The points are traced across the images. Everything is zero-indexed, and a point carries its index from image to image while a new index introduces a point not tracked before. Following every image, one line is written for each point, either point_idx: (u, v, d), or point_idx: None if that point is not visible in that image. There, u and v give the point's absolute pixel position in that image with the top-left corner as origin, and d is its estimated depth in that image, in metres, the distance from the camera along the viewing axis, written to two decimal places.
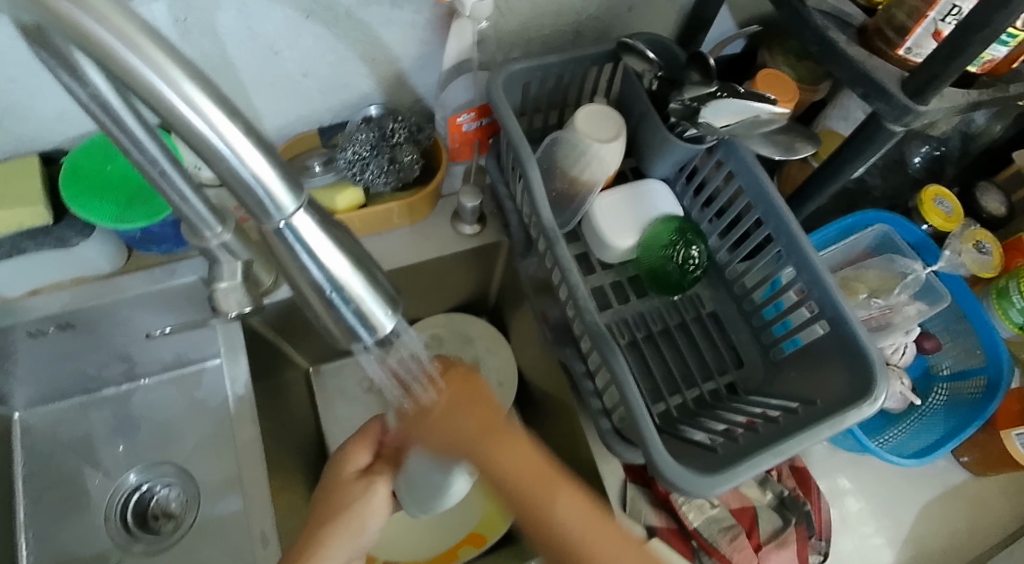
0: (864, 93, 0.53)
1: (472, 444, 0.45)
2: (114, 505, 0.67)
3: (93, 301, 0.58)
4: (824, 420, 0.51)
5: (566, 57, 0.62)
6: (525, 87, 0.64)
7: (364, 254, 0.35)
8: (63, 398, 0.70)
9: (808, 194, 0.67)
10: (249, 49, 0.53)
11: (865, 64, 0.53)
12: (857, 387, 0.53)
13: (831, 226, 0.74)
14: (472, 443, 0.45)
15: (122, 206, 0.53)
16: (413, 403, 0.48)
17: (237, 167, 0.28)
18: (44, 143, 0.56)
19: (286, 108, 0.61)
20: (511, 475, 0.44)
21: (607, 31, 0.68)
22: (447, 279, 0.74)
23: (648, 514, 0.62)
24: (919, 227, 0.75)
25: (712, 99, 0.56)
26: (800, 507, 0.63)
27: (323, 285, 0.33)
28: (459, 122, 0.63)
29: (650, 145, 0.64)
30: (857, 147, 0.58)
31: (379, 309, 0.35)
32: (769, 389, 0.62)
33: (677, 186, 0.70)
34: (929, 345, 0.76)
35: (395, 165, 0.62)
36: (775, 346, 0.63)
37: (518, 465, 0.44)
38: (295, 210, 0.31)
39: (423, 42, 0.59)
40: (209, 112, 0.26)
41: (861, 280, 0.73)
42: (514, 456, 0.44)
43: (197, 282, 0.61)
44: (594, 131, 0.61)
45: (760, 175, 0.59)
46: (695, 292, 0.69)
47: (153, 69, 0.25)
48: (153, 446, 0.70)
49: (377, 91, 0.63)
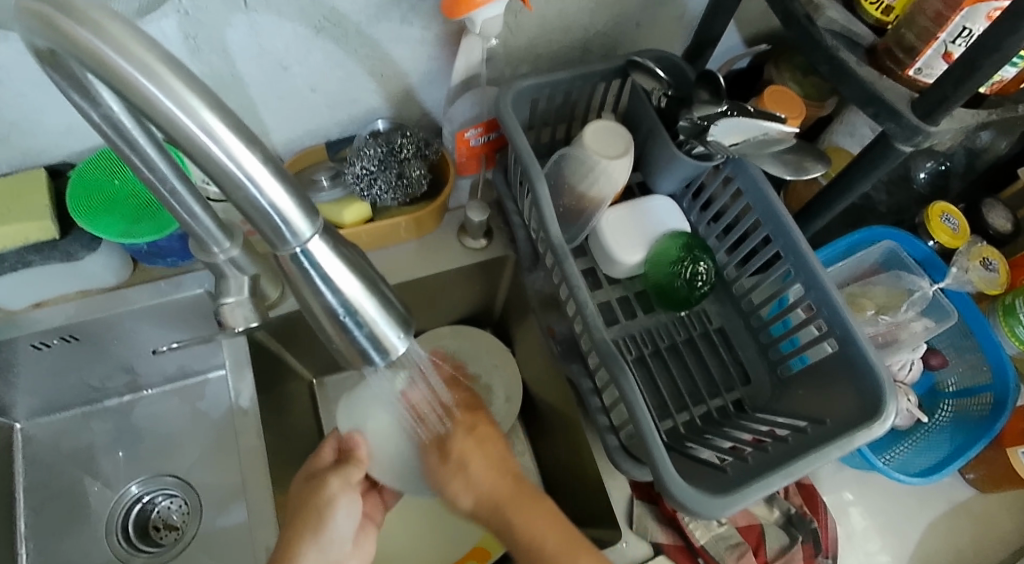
0: (874, 113, 0.53)
1: (512, 501, 0.55)
2: (116, 517, 0.67)
3: (98, 314, 0.58)
4: (834, 441, 0.51)
5: (575, 73, 0.62)
6: (533, 103, 0.64)
7: (377, 277, 0.35)
8: (65, 409, 0.69)
9: (816, 211, 0.67)
10: (259, 64, 0.53)
11: (876, 84, 0.53)
12: (867, 406, 0.53)
13: (840, 242, 0.74)
14: (511, 501, 0.55)
15: (129, 220, 0.53)
16: (455, 448, 0.57)
17: (254, 196, 0.28)
18: (51, 156, 0.55)
19: (294, 122, 0.61)
20: (545, 540, 0.53)
21: (615, 47, 0.68)
22: (453, 292, 0.74)
23: (655, 531, 0.61)
24: (926, 244, 0.75)
25: (722, 117, 0.56)
26: (808, 524, 0.63)
27: (337, 310, 0.33)
28: (466, 137, 0.63)
29: (658, 160, 0.64)
30: (866, 165, 0.58)
31: (392, 332, 0.35)
32: (777, 406, 0.62)
33: (684, 201, 0.70)
34: (936, 362, 0.77)
35: (403, 180, 0.61)
36: (782, 363, 0.63)
37: (549, 531, 0.53)
38: (311, 236, 0.31)
39: (432, 57, 0.59)
40: (228, 141, 0.26)
41: (868, 297, 0.73)
42: (541, 525, 0.53)
43: (202, 295, 0.60)
44: (602, 147, 0.61)
45: (769, 192, 0.58)
46: (702, 308, 0.69)
47: (172, 99, 0.25)
48: (155, 457, 0.70)
49: (385, 105, 0.63)
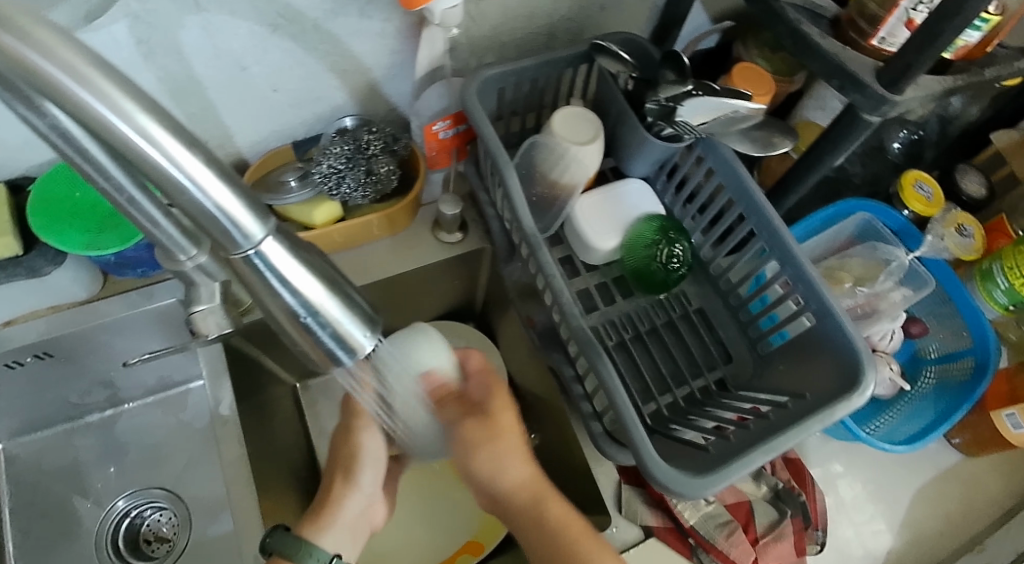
0: (840, 85, 0.53)
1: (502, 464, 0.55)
2: (105, 532, 0.66)
3: (70, 329, 0.57)
4: (814, 415, 0.51)
5: (541, 60, 0.62)
6: (500, 92, 0.64)
7: (338, 275, 0.34)
8: (47, 426, 0.69)
9: (789, 187, 0.67)
10: (215, 66, 0.52)
11: (840, 56, 0.53)
12: (845, 378, 0.53)
13: (815, 215, 0.74)
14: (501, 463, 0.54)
15: (94, 232, 0.52)
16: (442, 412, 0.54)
17: (198, 198, 0.27)
18: (11, 171, 0.54)
19: (258, 123, 0.60)
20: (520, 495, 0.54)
21: (580, 32, 0.68)
22: (433, 287, 0.74)
23: (644, 514, 0.61)
24: (900, 213, 0.75)
25: (688, 97, 0.55)
26: (795, 498, 0.64)
27: (296, 310, 0.32)
28: (435, 130, 0.62)
29: (629, 144, 0.64)
30: (835, 138, 0.58)
31: (357, 330, 0.34)
32: (759, 383, 0.62)
33: (657, 183, 0.70)
34: (915, 330, 0.76)
35: (372, 177, 0.61)
36: (762, 340, 0.64)
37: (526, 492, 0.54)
38: (262, 237, 0.30)
39: (394, 51, 0.58)
40: (166, 144, 0.26)
41: (845, 269, 0.74)
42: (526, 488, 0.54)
43: (175, 304, 0.60)
44: (571, 134, 0.61)
45: (740, 171, 0.58)
46: (682, 289, 0.69)
47: (104, 103, 0.24)
48: (141, 470, 0.69)
49: (350, 102, 0.62)
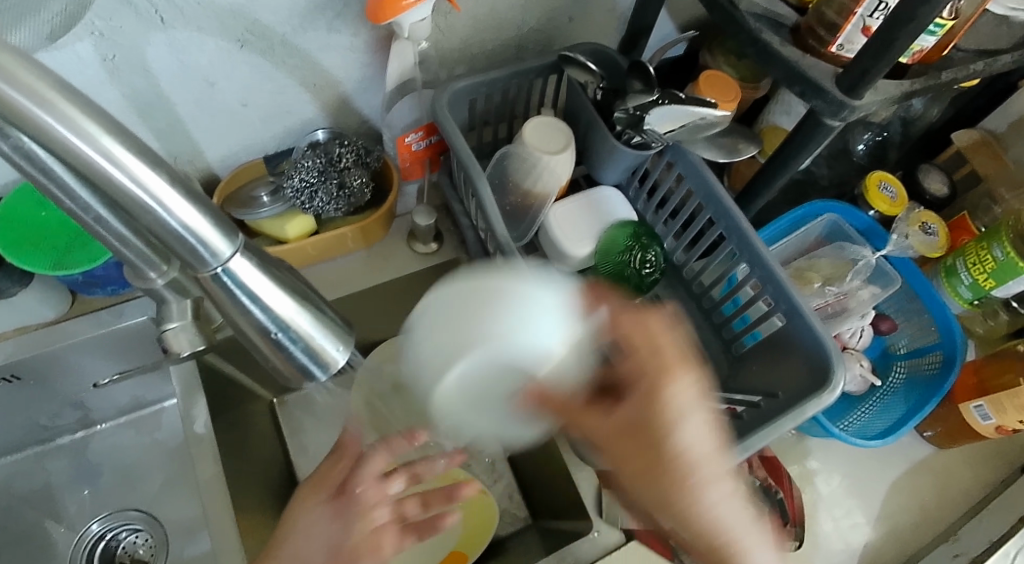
0: (801, 91, 0.55)
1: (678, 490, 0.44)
2: (79, 558, 0.65)
3: (38, 351, 0.56)
4: (785, 413, 0.52)
5: (511, 71, 0.63)
6: (471, 104, 0.64)
7: (311, 289, 0.35)
8: (15, 451, 0.67)
9: (757, 191, 0.68)
10: (183, 82, 0.52)
11: (800, 63, 0.54)
12: (816, 376, 0.54)
13: (782, 219, 0.75)
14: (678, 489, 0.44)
15: (62, 252, 0.51)
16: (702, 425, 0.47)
17: (163, 218, 0.27)
18: None
19: (228, 138, 0.60)
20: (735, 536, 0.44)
21: (550, 43, 0.69)
22: (409, 299, 0.74)
23: (625, 518, 0.62)
24: (866, 213, 0.77)
25: (654, 105, 0.56)
26: (773, 495, 0.65)
27: (269, 327, 0.32)
28: (407, 141, 0.63)
29: (600, 153, 0.65)
30: (799, 142, 0.59)
31: (330, 345, 0.35)
32: (734, 383, 0.63)
33: (630, 189, 0.71)
34: (885, 327, 0.77)
35: (344, 190, 0.61)
36: (736, 341, 0.65)
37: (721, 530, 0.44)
38: (232, 254, 0.30)
39: (364, 64, 0.58)
40: (131, 165, 0.26)
41: (814, 269, 0.75)
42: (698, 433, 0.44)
43: (147, 322, 0.59)
44: (542, 143, 0.61)
45: (707, 176, 0.60)
46: (657, 293, 0.70)
47: (66, 123, 0.24)
48: (117, 492, 0.68)
49: (321, 115, 0.62)
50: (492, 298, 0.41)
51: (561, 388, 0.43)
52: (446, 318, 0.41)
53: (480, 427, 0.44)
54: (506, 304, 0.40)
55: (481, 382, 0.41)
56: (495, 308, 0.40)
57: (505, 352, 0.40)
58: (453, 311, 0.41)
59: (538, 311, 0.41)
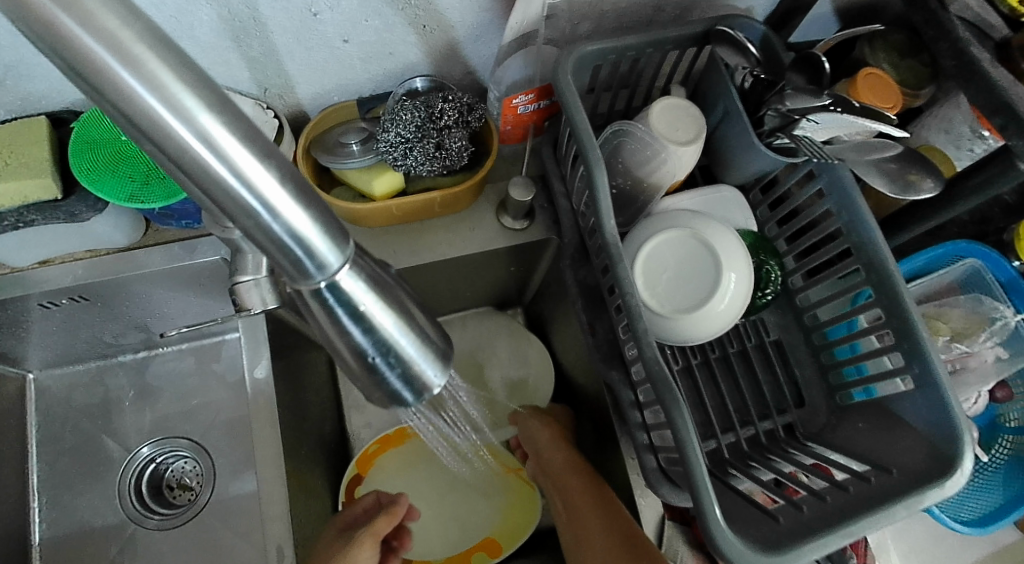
0: (1002, 123, 0.43)
1: None
2: (130, 476, 0.65)
3: (109, 276, 0.54)
4: (903, 498, 0.45)
5: (647, 39, 0.54)
6: (594, 70, 0.56)
7: (408, 305, 0.30)
8: (78, 362, 0.66)
9: (903, 221, 0.58)
10: (285, 9, 0.46)
11: (1012, 88, 0.43)
12: (938, 460, 0.47)
13: (920, 254, 0.65)
14: None
15: (139, 183, 0.47)
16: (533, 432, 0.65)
17: (267, 222, 0.23)
18: (54, 102, 0.48)
19: (323, 75, 0.54)
20: None
21: (691, 9, 0.59)
22: (486, 272, 0.68)
23: (684, 556, 0.56)
24: (1012, 263, 0.65)
25: (822, 112, 0.47)
26: (847, 560, 0.59)
27: (367, 351, 0.28)
28: (515, 103, 0.56)
29: (732, 148, 0.56)
30: (978, 181, 0.49)
31: (427, 367, 0.30)
32: (833, 439, 0.56)
33: (750, 195, 0.62)
34: (1001, 395, 0.67)
35: (441, 151, 0.55)
36: (842, 391, 0.57)
37: None
38: (339, 266, 0.26)
39: (483, 10, 0.51)
40: (235, 156, 0.22)
41: (943, 319, 0.66)
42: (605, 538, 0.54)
43: (220, 262, 0.56)
44: (671, 131, 0.54)
45: (859, 200, 0.51)
46: (760, 316, 0.61)
47: (157, 94, 0.20)
48: (171, 417, 0.67)
49: (425, 61, 0.56)
50: (701, 224, 0.54)
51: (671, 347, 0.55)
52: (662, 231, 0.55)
53: (667, 303, 0.53)
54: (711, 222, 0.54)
55: (673, 267, 0.54)
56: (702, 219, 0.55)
57: (719, 261, 0.53)
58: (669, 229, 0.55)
59: (733, 250, 0.54)
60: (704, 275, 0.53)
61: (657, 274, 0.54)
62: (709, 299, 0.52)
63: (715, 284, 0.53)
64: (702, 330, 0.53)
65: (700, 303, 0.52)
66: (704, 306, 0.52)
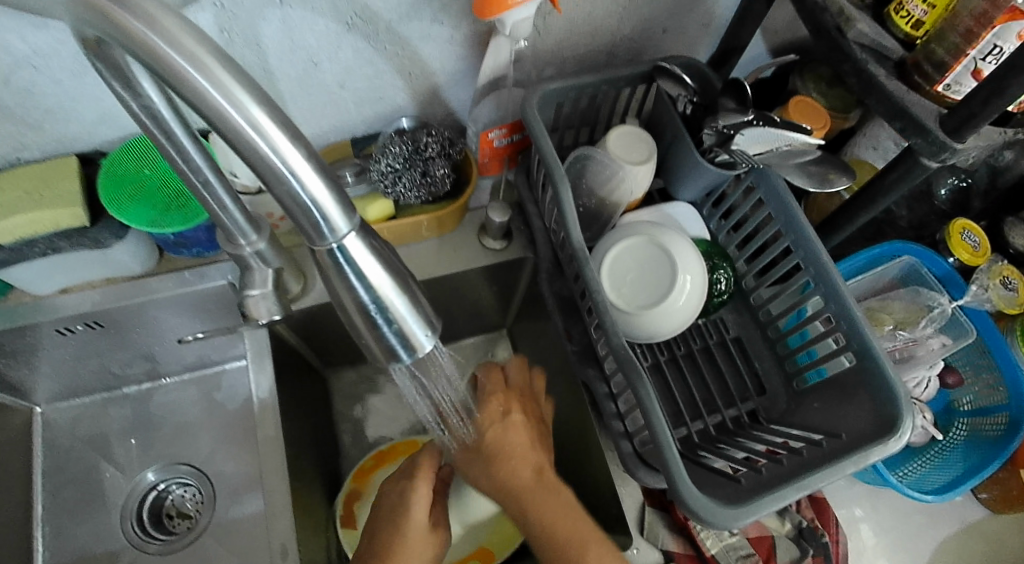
0: (902, 127, 0.52)
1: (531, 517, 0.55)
2: (131, 504, 0.67)
3: (123, 302, 0.58)
4: (849, 455, 0.51)
5: (602, 77, 0.62)
6: (558, 106, 0.65)
7: (407, 274, 0.35)
8: (84, 395, 0.70)
9: (838, 224, 0.66)
10: (290, 59, 0.53)
11: (904, 99, 0.52)
12: (880, 422, 0.53)
13: (858, 255, 0.74)
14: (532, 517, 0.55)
15: (160, 209, 0.53)
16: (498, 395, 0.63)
17: (296, 191, 0.28)
18: (83, 144, 0.55)
19: (321, 118, 0.62)
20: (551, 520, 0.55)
21: (641, 52, 0.68)
22: (471, 293, 0.74)
23: (665, 539, 0.61)
24: (946, 260, 0.74)
25: (748, 126, 0.56)
26: (818, 538, 0.63)
27: (368, 305, 0.33)
28: (490, 137, 0.64)
29: (681, 168, 0.65)
30: (891, 181, 0.57)
31: (419, 330, 0.35)
32: (793, 418, 0.62)
33: (703, 210, 0.70)
34: (951, 380, 0.75)
35: (426, 179, 0.62)
36: (798, 376, 0.63)
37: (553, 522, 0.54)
38: (347, 233, 0.31)
39: (460, 58, 0.59)
40: (273, 135, 0.27)
41: (887, 311, 0.73)
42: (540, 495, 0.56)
43: (226, 286, 0.60)
44: (627, 153, 0.62)
45: (790, 201, 0.58)
46: (720, 316, 0.69)
47: None
48: (171, 446, 0.70)
49: (410, 103, 0.64)
50: (659, 232, 0.61)
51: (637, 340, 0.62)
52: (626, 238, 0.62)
53: (631, 301, 0.60)
54: (668, 230, 0.61)
55: (635, 269, 0.61)
56: (660, 227, 0.62)
57: (673, 264, 0.60)
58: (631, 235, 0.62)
59: (687, 254, 0.60)
60: (663, 276, 0.60)
61: (622, 275, 0.61)
62: (668, 295, 0.59)
63: (673, 283, 0.59)
64: (664, 326, 0.60)
65: (659, 300, 0.59)
66: (665, 302, 0.59)
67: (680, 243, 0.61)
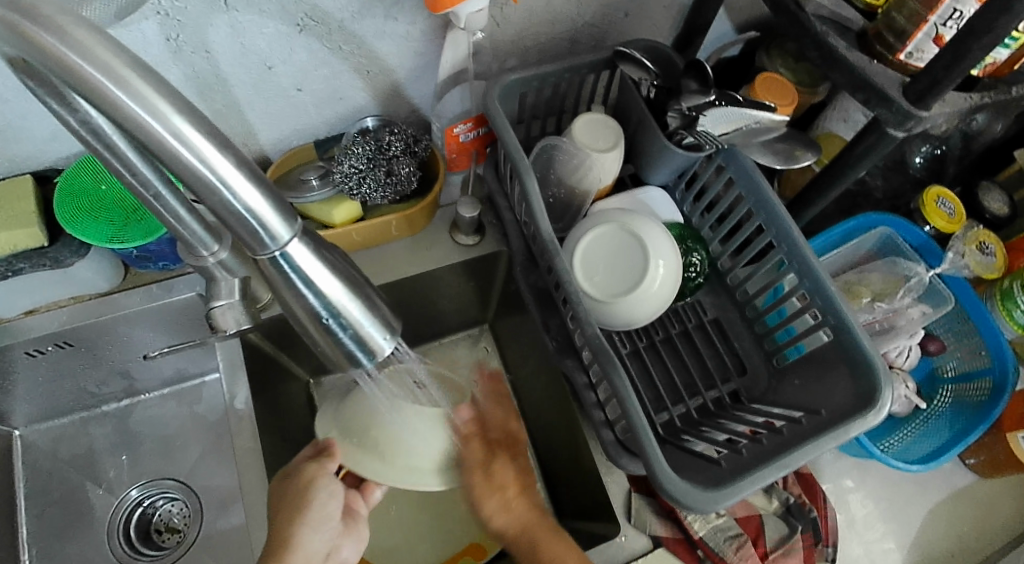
0: (865, 99, 0.52)
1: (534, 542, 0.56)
2: (117, 521, 0.67)
3: (91, 320, 0.58)
4: (828, 432, 0.50)
5: (564, 65, 0.62)
6: (521, 97, 0.64)
7: (360, 277, 0.35)
8: (63, 415, 0.69)
9: (809, 199, 0.66)
10: (243, 64, 0.52)
11: (866, 69, 0.51)
12: (861, 396, 0.52)
13: (836, 228, 0.73)
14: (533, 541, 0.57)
15: (118, 225, 0.53)
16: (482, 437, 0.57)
17: (229, 200, 0.28)
18: (38, 162, 0.54)
19: (282, 121, 0.61)
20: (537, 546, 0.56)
21: (604, 38, 0.67)
22: (448, 290, 0.74)
23: (654, 524, 0.61)
24: (922, 228, 0.74)
25: (711, 107, 0.55)
26: (806, 514, 0.64)
27: (319, 312, 0.33)
28: (456, 132, 0.62)
29: (649, 153, 0.64)
30: (858, 153, 0.57)
31: (377, 333, 0.35)
32: (773, 396, 0.62)
33: (676, 192, 0.70)
34: (933, 347, 0.74)
35: (391, 178, 0.61)
36: (778, 353, 0.63)
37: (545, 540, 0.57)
38: (290, 239, 0.31)
39: (418, 53, 0.58)
40: (199, 145, 0.26)
41: (865, 284, 0.73)
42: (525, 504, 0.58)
43: (195, 298, 0.60)
44: (592, 141, 0.61)
45: (760, 180, 0.58)
46: (697, 299, 0.69)
47: None
48: (154, 461, 0.70)
49: (372, 102, 0.63)
50: (629, 221, 0.60)
51: (612, 326, 0.62)
52: (597, 231, 0.61)
53: (605, 288, 0.60)
54: (638, 218, 0.60)
55: (608, 259, 0.60)
56: (630, 215, 0.61)
57: (644, 252, 0.59)
58: (601, 227, 0.61)
59: (660, 243, 0.60)
60: (635, 264, 0.60)
61: (594, 266, 0.61)
62: (641, 282, 0.59)
63: (646, 268, 0.59)
64: (642, 312, 0.60)
65: (631, 289, 0.59)
66: (638, 288, 0.59)
67: (651, 230, 0.60)
